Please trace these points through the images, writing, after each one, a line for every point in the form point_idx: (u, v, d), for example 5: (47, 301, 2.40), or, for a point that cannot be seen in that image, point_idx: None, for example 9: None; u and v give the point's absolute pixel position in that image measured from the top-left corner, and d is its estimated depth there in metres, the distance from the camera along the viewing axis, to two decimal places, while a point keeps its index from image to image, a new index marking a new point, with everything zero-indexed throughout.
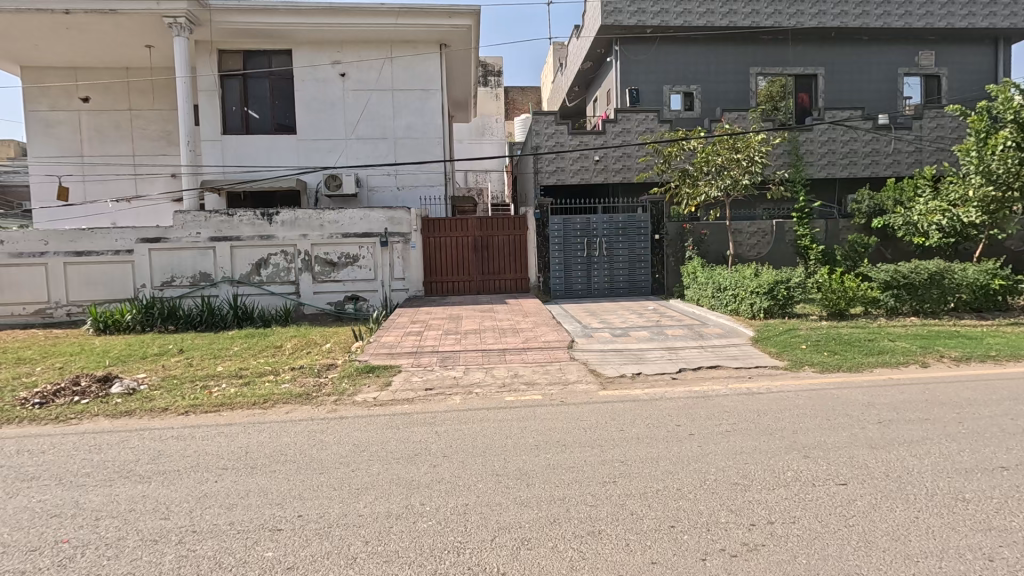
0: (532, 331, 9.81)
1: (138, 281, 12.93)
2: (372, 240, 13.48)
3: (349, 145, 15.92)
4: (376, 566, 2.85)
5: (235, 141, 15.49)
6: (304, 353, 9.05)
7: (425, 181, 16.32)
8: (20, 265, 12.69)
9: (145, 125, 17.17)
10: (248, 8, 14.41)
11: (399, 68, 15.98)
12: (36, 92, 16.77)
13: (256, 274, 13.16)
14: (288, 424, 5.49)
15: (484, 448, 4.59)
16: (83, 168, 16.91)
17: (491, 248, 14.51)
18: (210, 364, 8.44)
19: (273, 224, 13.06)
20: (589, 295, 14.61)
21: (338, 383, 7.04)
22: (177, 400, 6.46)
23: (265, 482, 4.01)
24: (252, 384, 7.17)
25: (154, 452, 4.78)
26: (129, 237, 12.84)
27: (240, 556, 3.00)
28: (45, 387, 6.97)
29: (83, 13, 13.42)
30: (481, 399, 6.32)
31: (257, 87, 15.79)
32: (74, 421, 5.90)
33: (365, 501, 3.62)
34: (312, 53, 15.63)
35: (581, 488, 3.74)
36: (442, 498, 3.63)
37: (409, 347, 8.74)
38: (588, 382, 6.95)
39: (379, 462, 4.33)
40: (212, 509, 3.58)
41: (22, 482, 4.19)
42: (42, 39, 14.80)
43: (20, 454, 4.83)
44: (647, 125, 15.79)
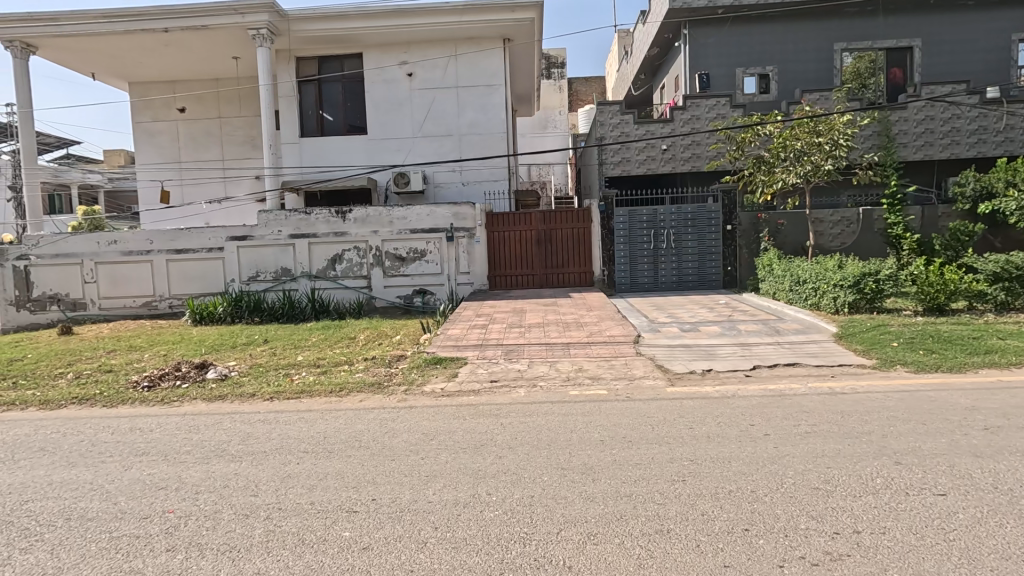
0: (596, 325, 9.70)
1: (228, 276, 14.01)
2: (438, 235, 13.80)
3: (416, 143, 16.38)
4: (446, 551, 2.94)
5: (311, 143, 16.36)
6: (376, 344, 9.44)
7: (489, 176, 16.51)
8: (130, 262, 14.11)
9: (232, 131, 18.49)
10: (323, 15, 15.10)
11: (463, 65, 16.23)
12: (142, 104, 18.53)
13: (331, 269, 13.88)
14: (362, 412, 5.77)
15: (548, 441, 4.61)
16: (181, 173, 18.51)
17: (555, 242, 14.49)
18: (291, 354, 9.02)
19: (346, 222, 13.71)
20: (656, 289, 14.22)
21: (407, 373, 7.31)
22: (264, 386, 6.96)
23: (341, 466, 4.24)
24: (329, 373, 7.60)
25: (244, 434, 5.18)
26: (220, 235, 13.92)
27: (320, 534, 3.19)
28: (153, 372, 7.74)
29: (179, 30, 14.63)
30: (545, 392, 6.33)
31: (331, 91, 16.57)
32: (177, 402, 6.51)
33: (434, 488, 3.74)
34: (381, 56, 16.19)
35: (648, 486, 3.67)
36: (508, 489, 3.68)
37: (475, 339, 8.90)
38: (655, 378, 6.79)
39: (446, 451, 4.45)
40: (295, 488, 3.84)
41: (135, 456, 4.68)
42: (146, 56, 16.29)
43: (134, 431, 5.41)
44: (719, 111, 15.09)
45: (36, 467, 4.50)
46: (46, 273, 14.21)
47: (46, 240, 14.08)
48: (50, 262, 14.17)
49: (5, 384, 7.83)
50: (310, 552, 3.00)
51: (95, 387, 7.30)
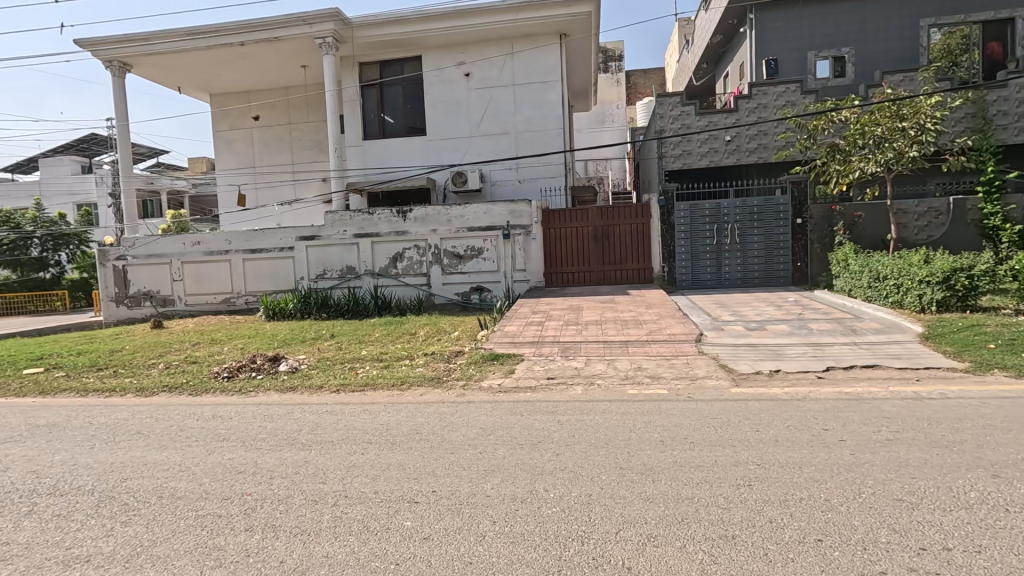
0: (656, 323, 9.46)
1: (297, 274, 14.78)
2: (495, 233, 13.91)
3: (473, 142, 16.59)
4: (505, 545, 2.97)
5: (373, 145, 16.92)
6: (435, 339, 9.68)
7: (545, 173, 16.46)
8: (211, 261, 15.18)
9: (301, 137, 19.45)
10: (384, 21, 15.56)
11: (520, 62, 16.28)
12: (221, 114, 19.88)
13: (393, 267, 14.33)
14: (423, 405, 5.93)
15: (607, 440, 4.55)
16: (256, 177, 19.71)
17: (613, 238, 14.23)
18: (356, 348, 9.42)
19: (406, 221, 14.11)
20: (719, 286, 13.70)
21: (465, 369, 7.44)
22: (331, 378, 7.32)
23: (404, 457, 4.38)
24: (391, 367, 7.87)
25: (313, 424, 5.46)
26: (290, 236, 14.70)
27: (384, 522, 3.31)
28: (232, 364, 8.33)
29: (254, 43, 15.55)
30: (602, 391, 6.25)
31: (392, 94, 17.08)
32: (253, 392, 6.96)
33: (492, 482, 3.78)
34: (440, 57, 16.52)
35: (712, 489, 3.54)
36: (566, 486, 3.66)
37: (531, 336, 8.93)
38: (719, 378, 6.54)
39: (504, 446, 4.49)
40: (360, 478, 4.00)
41: (217, 441, 5.05)
42: (224, 69, 17.45)
43: (215, 418, 5.84)
44: (788, 98, 14.32)
45: (133, 448, 4.95)
46: (140, 272, 15.56)
47: (140, 241, 15.42)
48: (144, 262, 15.50)
49: (107, 372, 8.67)
50: (375, 539, 3.11)
51: (183, 376, 7.96)
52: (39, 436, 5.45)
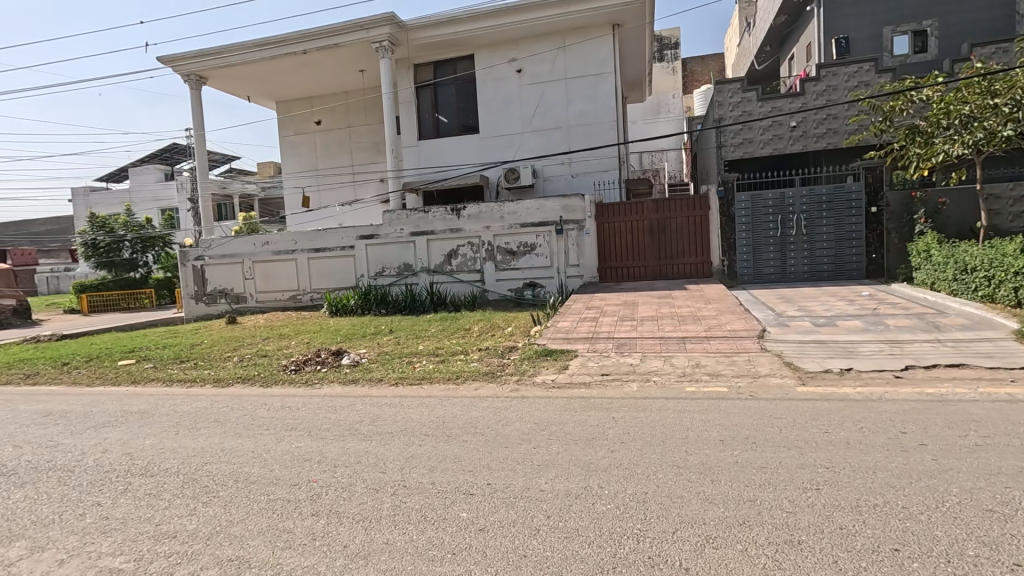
0: (715, 318, 9.15)
1: (358, 271, 15.35)
2: (548, 228, 13.86)
3: (525, 138, 16.60)
4: (559, 540, 2.98)
5: (428, 145, 17.26)
6: (489, 335, 9.82)
7: (598, 167, 16.26)
8: (279, 261, 16.05)
9: (360, 139, 20.16)
10: (437, 22, 15.83)
11: (571, 56, 16.13)
12: (286, 120, 20.92)
13: (448, 264, 14.60)
14: (478, 400, 6.03)
15: (663, 438, 4.45)
16: (318, 179, 20.62)
17: (668, 232, 13.88)
18: (413, 343, 9.70)
19: (460, 218, 14.33)
20: (784, 280, 13.03)
21: (519, 364, 7.48)
22: (390, 372, 7.58)
23: (459, 450, 4.47)
24: (447, 362, 8.04)
25: (373, 415, 5.68)
26: (351, 235, 15.29)
27: (441, 512, 3.40)
28: (299, 357, 8.79)
29: (315, 50, 16.26)
30: (658, 388, 6.11)
31: (446, 94, 17.37)
32: (318, 384, 7.33)
33: (546, 477, 3.80)
34: (492, 55, 16.63)
35: (775, 492, 3.39)
36: (621, 483, 3.62)
37: (585, 332, 8.86)
38: (783, 377, 6.23)
39: (558, 441, 4.49)
40: (418, 468, 4.13)
41: (286, 430, 5.36)
42: (289, 77, 18.35)
43: (284, 408, 6.20)
44: (861, 78, 13.41)
45: (213, 434, 5.34)
46: (216, 271, 16.68)
47: (216, 243, 16.52)
48: (219, 261, 16.60)
49: (189, 364, 9.37)
50: (432, 528, 3.20)
51: (255, 369, 8.51)
52: (132, 421, 6.00)
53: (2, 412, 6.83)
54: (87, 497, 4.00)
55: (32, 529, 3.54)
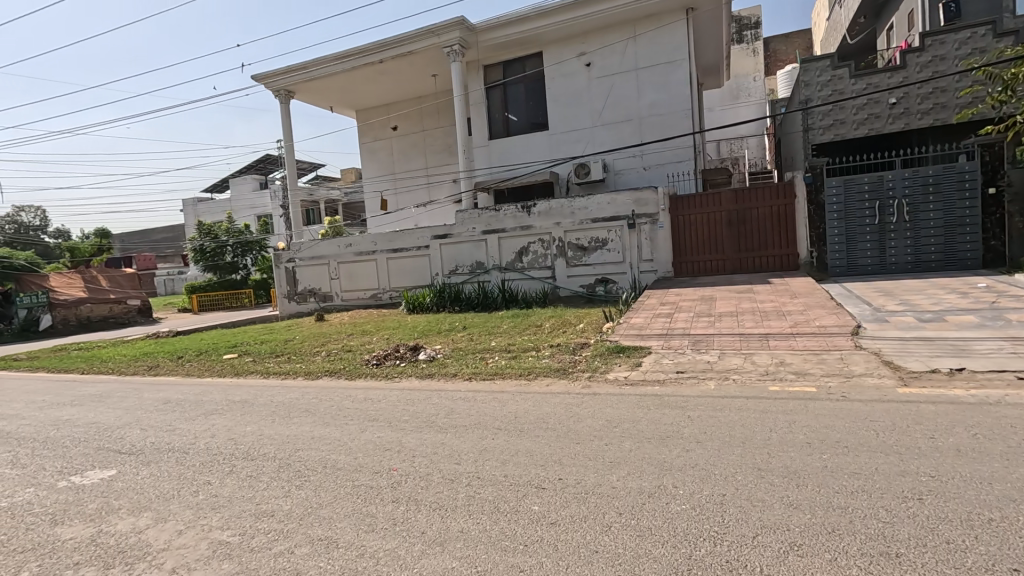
0: (803, 314, 8.57)
1: (433, 270, 15.88)
2: (619, 223, 13.62)
3: (596, 132, 16.37)
4: (631, 538, 2.95)
5: (499, 144, 17.47)
6: (560, 331, 9.81)
7: (672, 158, 15.70)
8: (361, 261, 16.96)
9: (433, 142, 20.82)
10: (506, 21, 15.99)
11: (642, 45, 15.70)
12: (366, 127, 22.01)
13: (519, 261, 14.74)
14: (549, 395, 6.06)
15: (743, 439, 4.25)
16: (395, 182, 21.51)
17: (749, 222, 13.10)
18: (486, 339, 9.91)
19: (531, 215, 14.42)
20: (884, 272, 11.97)
21: (591, 361, 7.43)
22: (464, 367, 7.80)
23: (531, 445, 4.53)
24: (519, 358, 8.15)
25: (448, 409, 5.88)
26: (426, 235, 15.84)
27: (513, 504, 3.47)
28: (380, 352, 9.28)
29: (390, 58, 16.96)
30: (738, 386, 5.84)
31: (515, 92, 17.49)
32: (397, 378, 7.71)
33: (618, 474, 3.76)
34: (561, 51, 16.57)
35: (869, 500, 3.15)
36: (697, 484, 3.51)
37: (659, 328, 8.62)
38: (881, 377, 5.73)
39: (630, 439, 4.42)
40: (491, 461, 4.23)
41: (369, 421, 5.69)
42: (367, 86, 19.28)
43: (367, 400, 6.58)
44: (974, 45, 11.98)
45: (304, 423, 5.78)
46: (305, 272, 17.91)
47: (306, 245, 17.74)
48: (308, 263, 17.80)
49: (283, 358, 10.18)
50: (504, 519, 3.28)
51: (341, 363, 9.09)
52: (237, 410, 6.63)
53: (131, 399, 7.78)
54: (200, 476, 4.47)
55: (157, 502, 4.02)
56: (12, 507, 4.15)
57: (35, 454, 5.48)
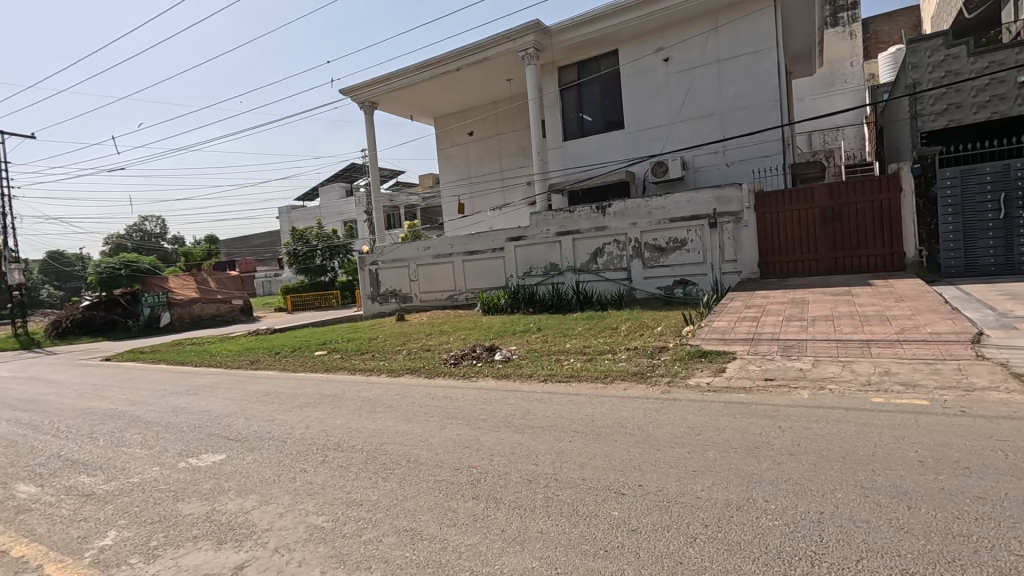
0: (911, 319, 7.78)
1: (507, 272, 16.08)
2: (700, 222, 13.09)
3: (674, 128, 15.85)
4: (718, 551, 2.82)
5: (573, 145, 17.37)
6: (637, 334, 9.59)
7: (758, 152, 14.89)
8: (439, 263, 17.52)
9: (508, 145, 21.09)
10: (581, 21, 15.87)
11: (725, 36, 15.01)
12: (443, 134, 22.72)
13: (594, 263, 14.58)
14: (627, 400, 5.95)
15: (843, 454, 3.93)
16: (472, 186, 22.02)
17: (847, 220, 12.10)
18: (560, 341, 9.88)
19: (606, 216, 14.21)
20: (1011, 273, 10.67)
21: (670, 365, 7.20)
22: (539, 369, 7.84)
23: (608, 449, 4.46)
24: (594, 360, 8.07)
25: (525, 409, 5.93)
26: (501, 238, 16.06)
27: (593, 508, 3.43)
28: (458, 352, 9.54)
29: (466, 65, 17.40)
30: (836, 397, 5.42)
31: (590, 92, 17.29)
32: (475, 377, 7.91)
33: (703, 484, 3.61)
34: (637, 47, 16.22)
35: (999, 529, 2.80)
36: (791, 499, 3.29)
37: (745, 332, 8.19)
38: (1010, 391, 5.07)
39: (715, 448, 4.23)
40: (569, 463, 4.22)
41: (448, 418, 5.87)
42: (444, 94, 19.89)
43: (446, 398, 6.79)
44: None
45: (389, 418, 6.07)
46: (387, 274, 18.77)
47: (387, 249, 18.58)
48: (390, 265, 18.62)
49: (367, 356, 10.76)
50: (584, 523, 3.25)
51: (421, 361, 9.47)
52: (329, 403, 7.09)
53: (237, 390, 8.57)
54: (296, 464, 4.82)
55: (261, 486, 4.38)
56: (142, 483, 4.70)
57: (159, 437, 6.15)
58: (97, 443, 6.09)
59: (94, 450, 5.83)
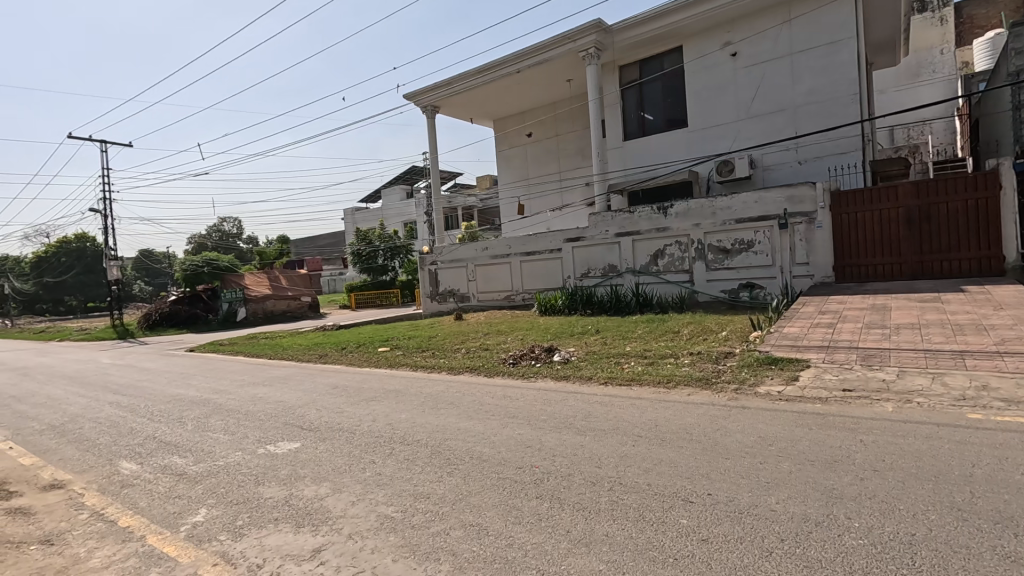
0: (1013, 329, 7.08)
1: (565, 273, 16.02)
2: (769, 223, 12.52)
3: (742, 125, 15.25)
4: (796, 567, 2.70)
5: (634, 144, 17.07)
6: (701, 338, 9.30)
7: (834, 149, 14.09)
8: (496, 264, 17.71)
9: (567, 146, 21.00)
10: (643, 19, 15.56)
11: (800, 26, 14.26)
12: (502, 136, 22.95)
13: (654, 264, 14.26)
14: (692, 406, 5.79)
15: (935, 472, 3.65)
16: (530, 187, 22.09)
17: (935, 221, 11.21)
18: (620, 343, 9.74)
19: (668, 217, 13.86)
20: None
21: (738, 372, 6.94)
22: (599, 371, 7.77)
23: (674, 455, 4.36)
24: (656, 364, 7.90)
25: (586, 411, 5.90)
26: (559, 239, 16.02)
27: (659, 515, 3.37)
28: (517, 352, 9.61)
29: (527, 67, 17.51)
30: (924, 411, 5.03)
31: (652, 90, 16.91)
32: (534, 377, 7.95)
33: (778, 497, 3.46)
34: (703, 43, 15.72)
35: None
36: (877, 518, 3.09)
37: (820, 340, 7.76)
38: None
39: (790, 460, 4.04)
40: (633, 468, 4.15)
41: (509, 417, 5.93)
42: (504, 96, 20.09)
43: (506, 397, 6.86)
44: None
45: (451, 415, 6.21)
46: (446, 274, 19.16)
47: (447, 249, 18.97)
48: (449, 265, 19.00)
49: (428, 353, 11.04)
50: (651, 529, 3.20)
51: (480, 360, 9.60)
52: (393, 398, 7.33)
53: (308, 382, 9.03)
54: (365, 455, 5.02)
55: (334, 474, 4.60)
56: (227, 466, 5.05)
57: (239, 424, 6.59)
58: (187, 427, 6.61)
59: (184, 433, 6.34)
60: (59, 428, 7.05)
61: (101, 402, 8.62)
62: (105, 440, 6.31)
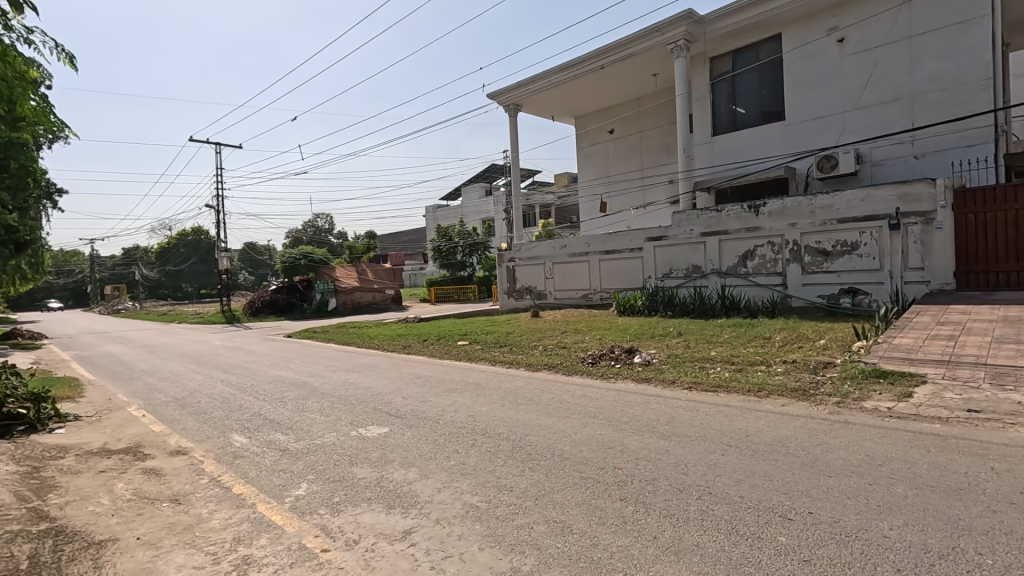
0: None
1: (646, 272, 15.61)
2: (877, 223, 11.49)
3: (848, 118, 14.07)
4: None
5: (724, 139, 16.24)
6: (794, 346, 8.70)
7: (959, 142, 12.64)
8: (575, 261, 17.61)
9: (651, 142, 20.40)
10: (738, 7, 14.79)
11: (922, 6, 12.88)
12: (583, 133, 22.70)
13: (743, 266, 13.54)
14: (786, 417, 5.44)
15: None
16: (611, 185, 21.71)
17: None
18: (705, 347, 9.34)
19: (760, 216, 13.09)
20: None
21: (840, 384, 6.41)
22: (682, 375, 7.50)
23: (768, 468, 4.12)
24: (745, 371, 7.50)
25: (669, 416, 5.72)
26: (640, 237, 15.63)
27: (755, 530, 3.20)
28: (596, 351, 9.51)
29: (611, 62, 17.20)
30: None
31: (746, 82, 16.01)
32: (614, 378, 7.82)
33: (891, 522, 3.17)
34: (805, 30, 14.65)
35: None
36: (1015, 557, 2.74)
37: (937, 353, 6.99)
38: None
39: (904, 483, 3.69)
40: (724, 478, 3.97)
41: (589, 417, 5.88)
42: (587, 92, 19.87)
43: (585, 397, 6.80)
44: None
45: (531, 411, 6.25)
46: (523, 271, 19.30)
47: (525, 246, 19.09)
48: (526, 262, 19.12)
49: (505, 349, 11.19)
50: (745, 543, 3.05)
51: (558, 358, 9.58)
52: (473, 391, 7.50)
53: (393, 372, 9.47)
54: (449, 444, 5.18)
55: (420, 460, 4.79)
56: (324, 445, 5.43)
57: (333, 406, 7.04)
58: (288, 406, 7.16)
59: (286, 412, 6.88)
60: (182, 401, 7.90)
61: (214, 379, 9.55)
62: (219, 414, 7.00)
